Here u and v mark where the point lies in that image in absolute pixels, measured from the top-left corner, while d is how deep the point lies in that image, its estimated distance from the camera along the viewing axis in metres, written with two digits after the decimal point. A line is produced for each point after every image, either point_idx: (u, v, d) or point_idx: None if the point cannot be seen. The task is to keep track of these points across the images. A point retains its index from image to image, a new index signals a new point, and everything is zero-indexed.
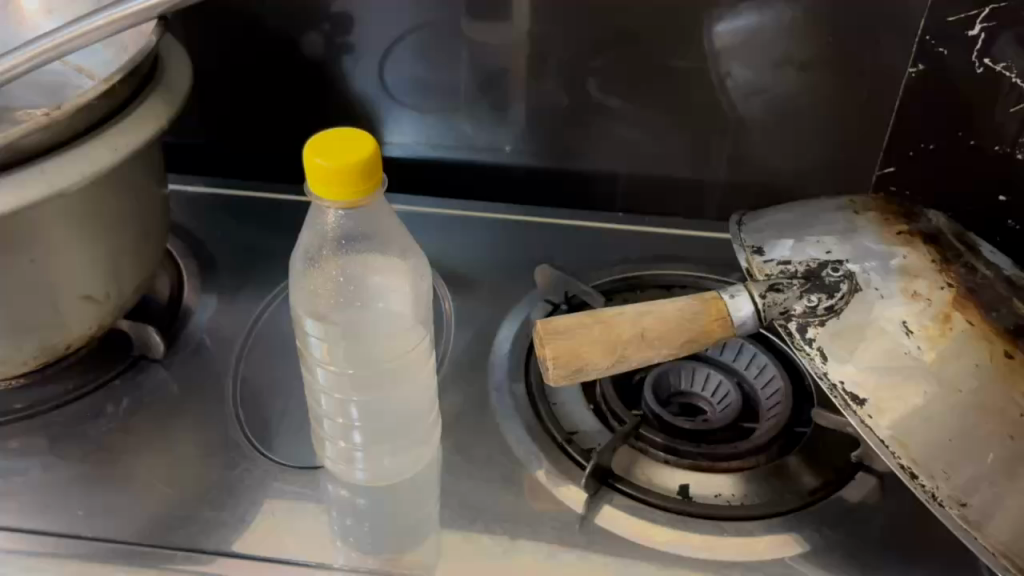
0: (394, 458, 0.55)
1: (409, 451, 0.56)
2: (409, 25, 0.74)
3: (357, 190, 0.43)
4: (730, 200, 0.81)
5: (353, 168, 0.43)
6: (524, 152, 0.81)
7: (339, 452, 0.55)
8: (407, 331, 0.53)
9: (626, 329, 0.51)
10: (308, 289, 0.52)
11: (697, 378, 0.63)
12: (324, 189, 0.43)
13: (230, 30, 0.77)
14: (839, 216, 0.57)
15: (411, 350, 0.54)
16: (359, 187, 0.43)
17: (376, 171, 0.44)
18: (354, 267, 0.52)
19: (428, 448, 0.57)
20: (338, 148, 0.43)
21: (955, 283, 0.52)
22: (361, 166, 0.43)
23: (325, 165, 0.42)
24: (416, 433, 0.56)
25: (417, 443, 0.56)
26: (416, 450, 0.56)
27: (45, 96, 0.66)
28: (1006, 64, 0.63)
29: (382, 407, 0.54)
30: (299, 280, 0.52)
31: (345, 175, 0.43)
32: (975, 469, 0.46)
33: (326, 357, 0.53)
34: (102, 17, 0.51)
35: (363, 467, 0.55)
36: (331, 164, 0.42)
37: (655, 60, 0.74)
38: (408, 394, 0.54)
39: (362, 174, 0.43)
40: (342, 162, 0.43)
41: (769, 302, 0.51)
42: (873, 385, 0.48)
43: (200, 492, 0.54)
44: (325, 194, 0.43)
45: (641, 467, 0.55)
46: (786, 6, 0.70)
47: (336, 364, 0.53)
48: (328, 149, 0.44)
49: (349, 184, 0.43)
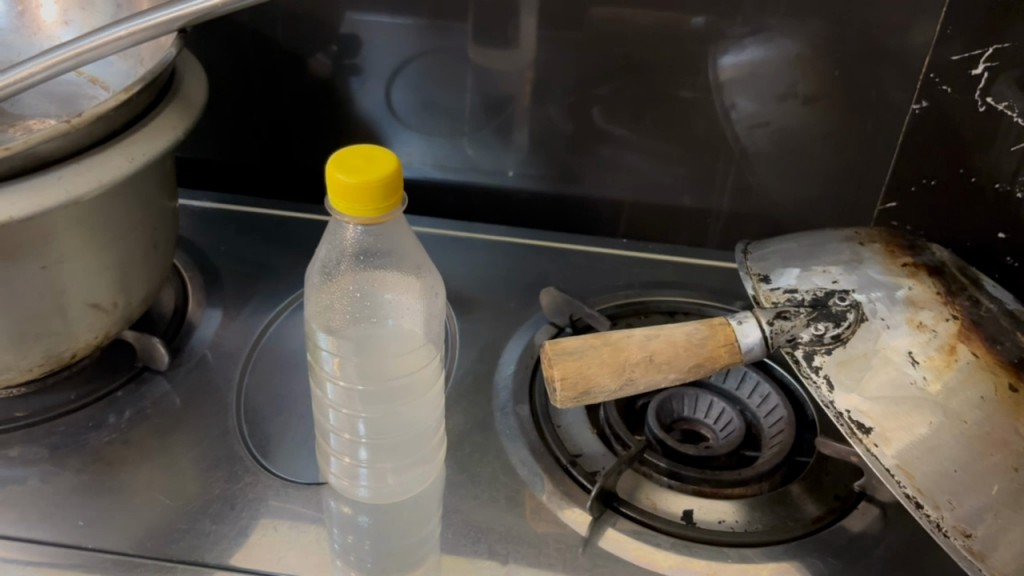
0: (395, 475, 0.55)
1: (411, 470, 0.55)
2: (418, 48, 0.75)
3: (378, 208, 0.43)
4: (732, 229, 0.82)
5: (374, 184, 0.43)
6: (529, 177, 0.82)
7: (342, 467, 0.55)
8: (416, 349, 0.53)
9: (634, 352, 0.52)
10: (321, 303, 0.52)
11: (700, 405, 0.63)
12: (344, 204, 0.43)
13: (241, 48, 0.77)
14: (844, 246, 0.58)
15: (420, 368, 0.54)
16: (379, 203, 0.43)
17: (396, 190, 0.44)
18: (369, 281, 0.52)
19: (430, 468, 0.56)
20: (360, 166, 0.44)
21: (960, 315, 0.52)
22: (382, 184, 0.43)
23: (348, 181, 0.42)
24: (421, 453, 0.56)
25: (418, 465, 0.56)
26: (419, 469, 0.56)
27: (58, 105, 0.65)
28: (1007, 104, 0.64)
29: (386, 424, 0.54)
30: (313, 292, 0.52)
31: (365, 191, 0.43)
32: (980, 501, 0.46)
33: (333, 372, 0.53)
34: (123, 29, 0.51)
35: (368, 484, 0.55)
36: (353, 180, 0.42)
37: (661, 90, 0.74)
38: (413, 411, 0.54)
39: (383, 190, 0.43)
40: (364, 179, 0.43)
41: (776, 329, 0.52)
42: (879, 415, 0.49)
43: (201, 505, 0.54)
44: (345, 209, 0.43)
45: (644, 492, 0.55)
46: (792, 41, 0.71)
47: (342, 378, 0.53)
48: (349, 165, 0.44)
49: (370, 200, 0.43)
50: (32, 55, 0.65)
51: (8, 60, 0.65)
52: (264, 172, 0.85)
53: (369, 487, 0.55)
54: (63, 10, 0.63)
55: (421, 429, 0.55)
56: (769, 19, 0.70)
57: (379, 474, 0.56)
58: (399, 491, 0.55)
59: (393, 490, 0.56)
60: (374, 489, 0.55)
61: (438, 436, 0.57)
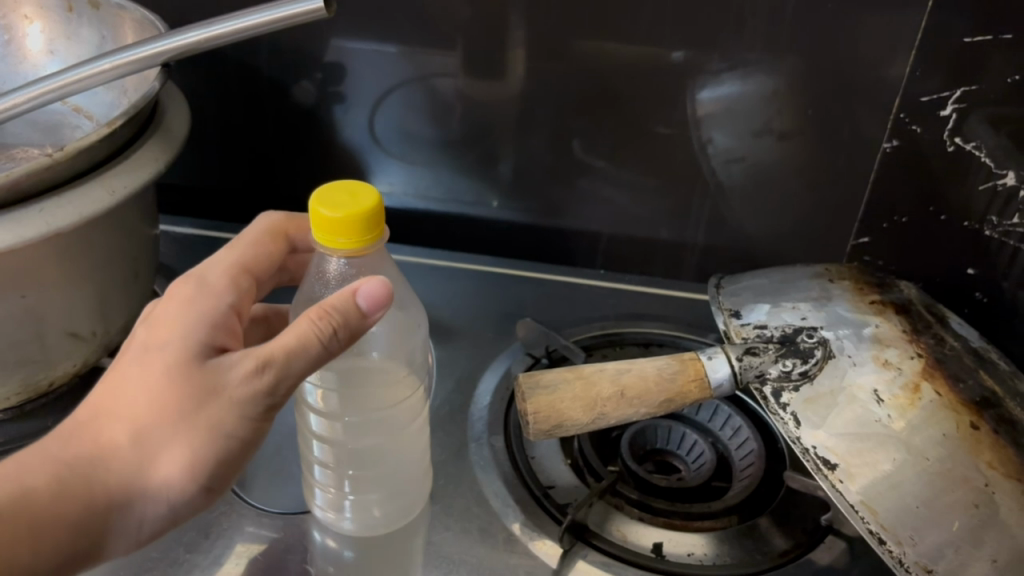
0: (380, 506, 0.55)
1: (394, 500, 0.55)
2: (400, 78, 0.76)
3: (358, 241, 0.44)
4: (708, 262, 0.84)
5: (358, 219, 0.43)
6: (509, 208, 0.83)
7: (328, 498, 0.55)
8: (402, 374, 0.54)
9: (605, 386, 0.53)
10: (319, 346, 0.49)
11: (673, 437, 0.65)
12: (328, 238, 0.44)
13: (226, 78, 0.78)
14: (814, 284, 0.60)
15: (403, 392, 0.54)
16: (362, 236, 0.44)
17: (379, 222, 0.45)
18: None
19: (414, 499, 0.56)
20: (342, 200, 0.45)
21: (925, 353, 0.54)
22: (365, 218, 0.44)
23: (332, 216, 0.43)
24: (405, 482, 0.55)
25: (403, 495, 0.56)
26: (404, 501, 0.56)
27: (42, 134, 0.66)
28: (976, 144, 0.68)
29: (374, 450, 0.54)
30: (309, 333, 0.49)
31: (349, 225, 0.44)
32: (941, 536, 0.47)
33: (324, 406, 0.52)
34: (106, 63, 0.53)
35: (352, 518, 0.55)
36: (338, 215, 0.43)
37: (640, 124, 0.76)
38: (399, 437, 0.54)
39: (366, 224, 0.44)
40: (349, 213, 0.43)
41: (745, 365, 0.53)
42: (844, 451, 0.49)
43: (176, 534, 0.55)
44: (328, 242, 0.44)
45: (615, 524, 0.56)
46: (768, 78, 0.72)
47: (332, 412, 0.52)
48: (332, 199, 0.45)
49: (354, 234, 0.44)
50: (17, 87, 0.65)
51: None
52: (247, 199, 0.86)
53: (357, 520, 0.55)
54: (49, 39, 0.65)
55: (405, 459, 0.55)
56: (747, 55, 0.71)
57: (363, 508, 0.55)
58: (384, 522, 0.55)
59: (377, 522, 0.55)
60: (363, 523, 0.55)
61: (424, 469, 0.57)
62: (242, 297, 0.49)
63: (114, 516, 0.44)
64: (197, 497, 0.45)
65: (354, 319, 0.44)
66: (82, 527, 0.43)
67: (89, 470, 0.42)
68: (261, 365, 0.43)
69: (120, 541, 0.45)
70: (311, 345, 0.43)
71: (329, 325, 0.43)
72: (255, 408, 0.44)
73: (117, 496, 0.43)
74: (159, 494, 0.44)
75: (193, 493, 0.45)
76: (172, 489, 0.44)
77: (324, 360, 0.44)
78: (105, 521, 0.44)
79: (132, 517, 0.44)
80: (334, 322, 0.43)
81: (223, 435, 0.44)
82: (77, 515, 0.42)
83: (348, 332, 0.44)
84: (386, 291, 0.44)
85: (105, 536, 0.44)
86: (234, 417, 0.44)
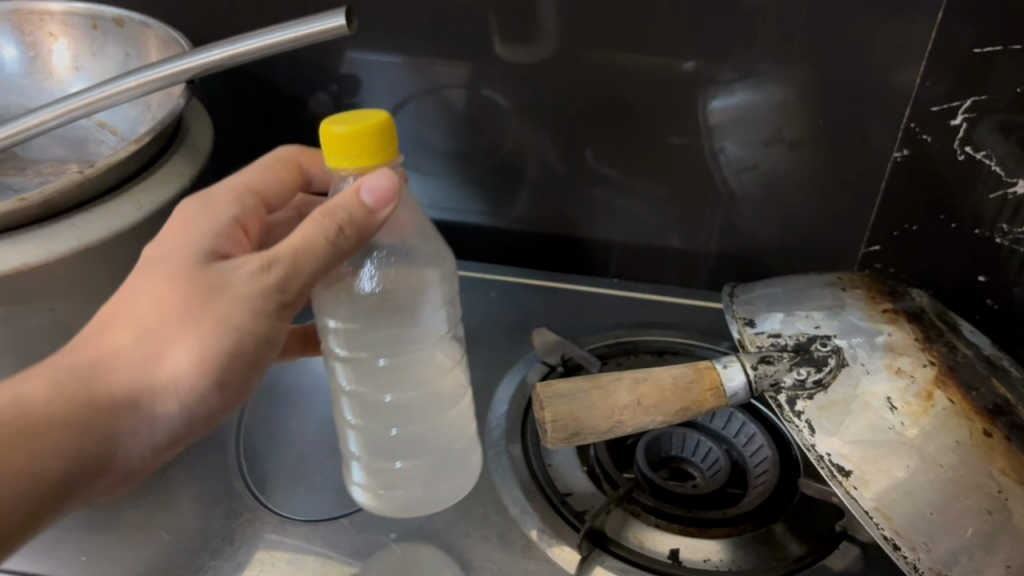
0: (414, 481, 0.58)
1: (426, 473, 0.58)
2: (413, 90, 0.77)
3: (369, 158, 0.46)
4: (720, 270, 0.85)
5: (366, 134, 0.46)
6: (521, 218, 0.85)
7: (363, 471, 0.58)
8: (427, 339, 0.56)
9: (622, 395, 0.54)
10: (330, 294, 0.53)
11: (688, 445, 0.65)
12: (338, 155, 0.46)
13: (243, 91, 0.80)
14: (827, 292, 0.60)
15: (430, 357, 0.57)
16: (371, 151, 0.46)
17: (389, 139, 0.47)
18: (380, 279, 0.53)
19: (453, 474, 0.59)
20: (354, 119, 0.47)
21: (937, 361, 0.54)
22: (373, 133, 0.46)
23: (341, 132, 0.46)
24: (442, 455, 0.58)
25: (438, 468, 0.58)
26: (451, 482, 0.58)
27: (69, 150, 0.67)
28: (986, 152, 0.69)
29: (402, 413, 0.57)
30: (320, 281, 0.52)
31: (358, 140, 0.46)
32: (955, 543, 0.47)
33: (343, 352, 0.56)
34: (132, 80, 0.55)
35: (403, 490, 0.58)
36: (347, 130, 0.46)
37: (652, 135, 0.77)
38: (429, 406, 0.57)
39: (375, 138, 0.46)
40: (357, 129, 0.46)
41: (760, 374, 0.54)
42: (858, 458, 0.50)
43: (201, 541, 0.57)
44: (339, 160, 0.46)
45: (632, 531, 0.57)
46: (780, 87, 0.72)
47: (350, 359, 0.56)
48: (345, 119, 0.47)
49: (363, 149, 0.46)
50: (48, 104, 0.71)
51: (25, 102, 0.72)
52: None
53: (385, 493, 0.57)
54: (73, 56, 0.70)
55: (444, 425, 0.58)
56: (758, 66, 0.71)
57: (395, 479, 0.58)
58: (416, 499, 0.58)
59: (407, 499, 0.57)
60: (385, 497, 0.57)
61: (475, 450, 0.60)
62: (246, 214, 0.52)
63: (120, 420, 0.46)
64: (203, 396, 0.48)
65: (361, 216, 0.47)
66: (86, 431, 0.44)
67: (94, 374, 0.45)
68: (268, 263, 0.47)
69: (128, 447, 0.47)
70: (320, 239, 0.47)
71: (336, 221, 0.47)
72: (262, 307, 0.47)
73: (123, 398, 0.45)
74: (166, 392, 0.46)
75: (198, 390, 0.47)
76: (178, 389, 0.46)
77: (335, 255, 0.48)
78: (111, 426, 0.45)
79: (140, 422, 0.47)
80: (340, 219, 0.47)
81: (232, 330, 0.47)
82: (81, 416, 0.44)
83: (354, 228, 0.48)
84: (391, 185, 0.47)
85: (114, 442, 0.46)
86: (238, 310, 0.46)
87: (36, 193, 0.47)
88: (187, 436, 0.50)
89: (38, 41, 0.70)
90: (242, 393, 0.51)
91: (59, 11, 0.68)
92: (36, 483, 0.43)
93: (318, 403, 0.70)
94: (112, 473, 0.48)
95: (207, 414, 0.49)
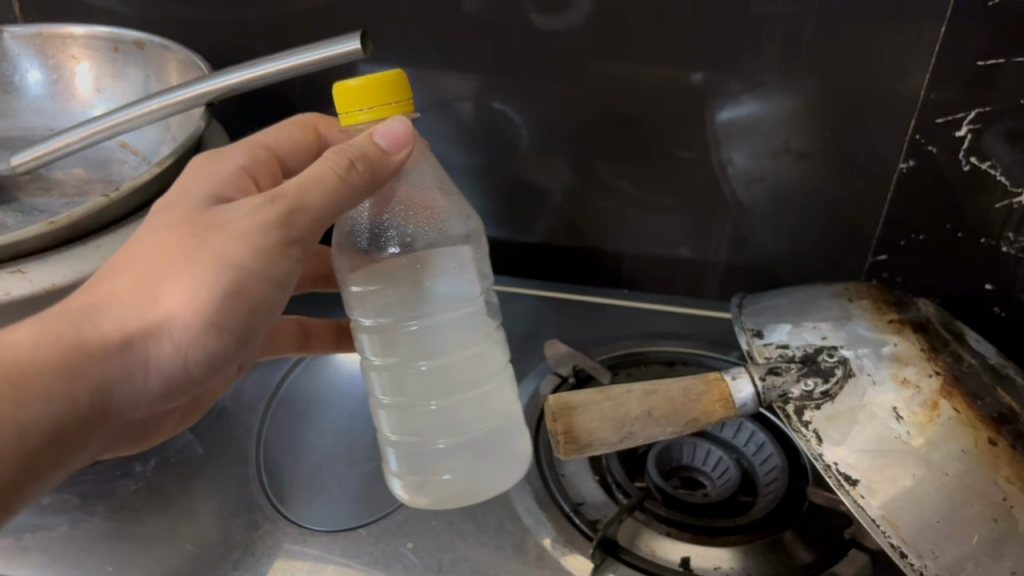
0: (452, 467, 0.56)
1: (462, 453, 0.56)
2: (424, 105, 0.79)
3: (384, 109, 0.47)
4: (729, 280, 0.86)
5: (379, 85, 0.46)
6: (533, 230, 0.87)
7: (398, 458, 0.57)
8: (449, 303, 0.55)
9: (633, 407, 0.55)
10: (349, 264, 0.53)
11: (698, 454, 0.67)
12: (352, 110, 0.46)
13: (260, 107, 0.82)
14: (834, 303, 0.62)
15: (462, 336, 0.56)
16: (385, 104, 0.46)
17: (402, 92, 0.47)
18: (411, 262, 0.53)
19: (492, 456, 0.57)
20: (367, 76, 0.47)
21: (943, 371, 0.55)
22: (386, 85, 0.46)
23: (354, 84, 0.46)
24: (484, 435, 0.57)
25: (475, 448, 0.56)
26: (500, 461, 0.56)
27: (94, 169, 0.74)
28: (993, 162, 0.66)
29: (429, 387, 0.56)
30: (337, 250, 0.54)
31: (371, 92, 0.46)
32: (961, 550, 0.48)
33: (366, 324, 0.56)
34: (154, 103, 0.58)
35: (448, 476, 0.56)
36: (360, 82, 0.46)
37: (661, 148, 0.78)
38: (457, 378, 0.56)
39: (388, 91, 0.46)
40: (370, 81, 0.46)
41: (768, 385, 0.55)
42: (865, 467, 0.51)
43: (222, 552, 0.58)
44: (353, 116, 0.47)
45: (644, 540, 0.58)
46: (787, 99, 0.73)
47: (373, 330, 0.56)
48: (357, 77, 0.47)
49: (377, 101, 0.46)
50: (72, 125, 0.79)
51: (56, 122, 0.80)
52: None
53: (421, 479, 0.56)
54: (97, 80, 0.78)
55: (484, 403, 0.57)
56: (765, 77, 0.72)
57: (430, 462, 0.57)
58: (454, 485, 0.56)
59: (444, 484, 0.56)
60: (420, 483, 0.56)
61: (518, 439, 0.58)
62: (256, 165, 0.54)
63: (112, 364, 0.44)
64: (201, 339, 0.46)
65: (373, 155, 0.48)
66: (75, 377, 0.43)
67: (81, 323, 0.44)
68: (271, 198, 0.46)
69: (125, 391, 0.46)
70: (329, 173, 0.47)
71: (345, 158, 0.47)
72: (266, 241, 0.46)
73: (116, 343, 0.44)
74: (161, 333, 0.45)
75: (197, 334, 0.46)
76: (175, 325, 0.45)
77: (347, 195, 0.48)
78: (103, 371, 0.44)
79: (134, 366, 0.45)
80: (350, 155, 0.47)
81: (231, 265, 0.45)
82: (67, 360, 0.43)
83: (366, 165, 0.47)
84: (406, 129, 0.48)
85: (109, 386, 0.45)
86: (237, 245, 0.45)
87: (66, 217, 0.53)
88: (187, 386, 0.49)
89: (67, 66, 0.78)
90: (246, 342, 0.49)
91: (82, 36, 0.76)
92: (26, 433, 0.41)
93: (336, 414, 0.72)
94: (105, 422, 0.46)
95: (208, 360, 0.48)
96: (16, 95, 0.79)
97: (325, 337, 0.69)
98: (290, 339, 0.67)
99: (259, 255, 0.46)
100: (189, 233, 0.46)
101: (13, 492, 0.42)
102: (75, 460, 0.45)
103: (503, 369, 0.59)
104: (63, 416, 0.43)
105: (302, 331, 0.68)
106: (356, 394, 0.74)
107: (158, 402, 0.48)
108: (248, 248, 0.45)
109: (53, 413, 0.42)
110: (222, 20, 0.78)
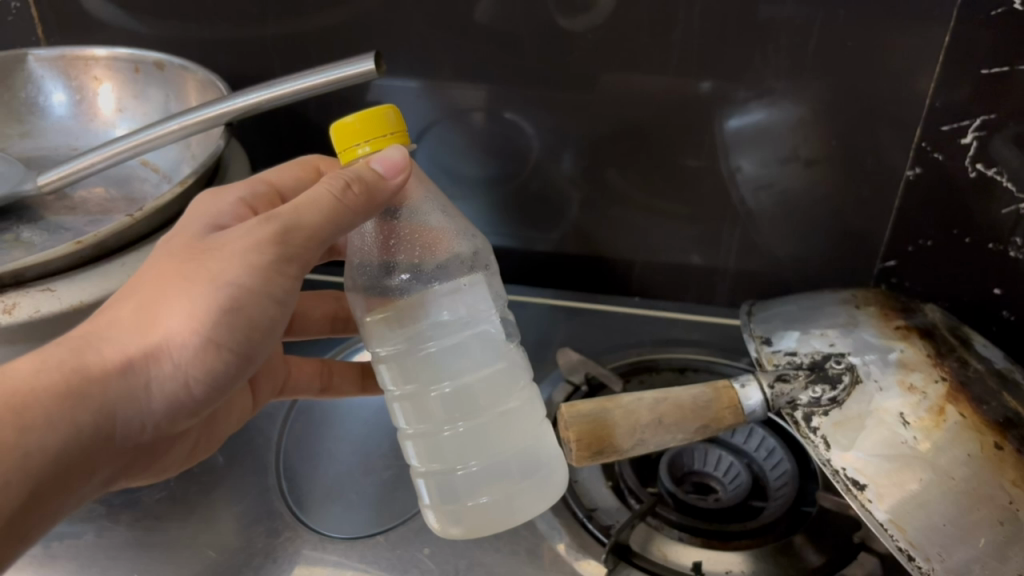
0: (488, 490, 0.55)
1: (493, 479, 0.55)
2: (437, 115, 0.80)
3: (382, 141, 0.48)
4: (739, 286, 0.87)
5: (372, 119, 0.48)
6: (545, 239, 0.88)
7: (429, 488, 0.57)
8: (462, 320, 0.56)
9: (644, 415, 0.57)
10: (364, 304, 0.56)
11: (710, 459, 0.68)
12: (351, 148, 0.49)
13: (275, 120, 0.84)
14: (842, 310, 0.63)
15: (478, 359, 0.56)
16: (381, 137, 0.48)
17: (395, 123, 0.49)
18: (420, 291, 0.55)
19: (520, 475, 0.56)
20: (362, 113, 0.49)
21: (949, 377, 0.56)
22: (379, 118, 0.48)
23: (350, 123, 0.48)
24: (517, 459, 0.56)
25: (505, 471, 0.55)
26: (534, 480, 0.56)
27: (115, 186, 0.77)
28: (998, 168, 0.66)
29: (453, 409, 0.55)
30: (352, 291, 0.56)
31: (365, 127, 0.48)
32: (969, 553, 0.48)
33: (384, 354, 0.57)
34: (174, 123, 0.60)
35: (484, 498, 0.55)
36: (354, 119, 0.48)
37: (670, 158, 0.79)
38: (478, 398, 0.55)
39: (382, 123, 0.48)
40: (364, 117, 0.48)
41: (776, 392, 0.57)
42: (872, 472, 0.52)
43: (243, 559, 0.60)
44: (352, 153, 0.49)
45: (656, 545, 0.59)
46: (794, 106, 0.73)
47: (390, 360, 0.57)
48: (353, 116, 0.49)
49: (372, 135, 0.48)
50: (95, 145, 0.81)
51: (81, 142, 0.82)
52: None
53: (455, 509, 0.56)
54: (119, 100, 0.80)
55: (511, 427, 0.56)
56: (773, 85, 0.73)
57: (463, 490, 0.56)
58: (488, 510, 0.55)
59: (480, 509, 0.55)
60: (454, 513, 0.56)
61: (545, 454, 0.57)
62: (256, 197, 0.56)
63: (113, 387, 0.46)
64: (203, 358, 0.47)
65: (371, 178, 0.48)
66: (74, 399, 0.44)
67: (82, 350, 0.46)
68: (266, 216, 0.48)
69: (127, 413, 0.47)
70: (324, 193, 0.47)
71: (340, 181, 0.48)
72: (263, 258, 0.47)
73: (117, 366, 0.46)
74: (161, 355, 0.46)
75: (196, 354, 0.47)
76: (175, 347, 0.46)
77: (342, 215, 0.48)
78: (105, 394, 0.45)
79: (136, 388, 0.46)
80: (346, 177, 0.48)
81: (228, 281, 0.46)
82: (65, 384, 0.44)
83: (363, 186, 0.48)
84: (402, 158, 0.48)
85: (111, 408, 0.46)
86: (230, 266, 0.47)
87: (95, 234, 0.55)
88: (193, 405, 0.50)
89: (90, 87, 0.80)
90: (251, 361, 0.50)
91: (104, 57, 0.78)
92: (29, 459, 0.43)
93: (352, 425, 0.74)
94: (111, 444, 0.48)
95: (210, 380, 0.48)
96: (41, 116, 0.81)
97: (348, 379, 0.70)
98: (311, 379, 0.69)
99: (255, 273, 0.47)
100: (188, 257, 0.48)
101: (20, 517, 0.44)
102: (76, 480, 0.47)
103: (527, 386, 0.58)
104: (66, 441, 0.45)
105: (326, 372, 0.70)
106: (372, 405, 0.75)
107: (166, 423, 0.50)
108: (244, 265, 0.46)
109: (54, 438, 0.44)
110: (239, 38, 0.79)
